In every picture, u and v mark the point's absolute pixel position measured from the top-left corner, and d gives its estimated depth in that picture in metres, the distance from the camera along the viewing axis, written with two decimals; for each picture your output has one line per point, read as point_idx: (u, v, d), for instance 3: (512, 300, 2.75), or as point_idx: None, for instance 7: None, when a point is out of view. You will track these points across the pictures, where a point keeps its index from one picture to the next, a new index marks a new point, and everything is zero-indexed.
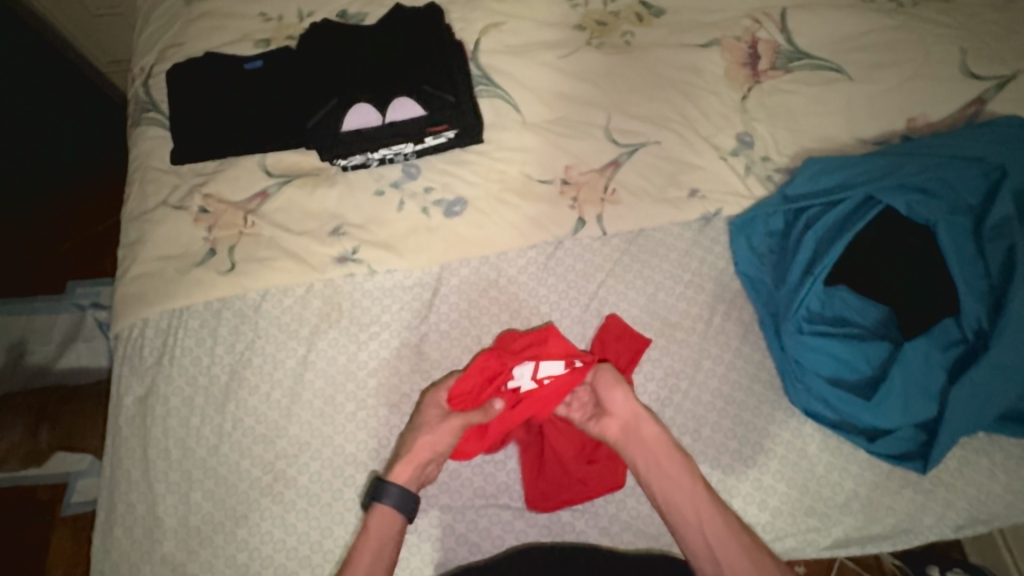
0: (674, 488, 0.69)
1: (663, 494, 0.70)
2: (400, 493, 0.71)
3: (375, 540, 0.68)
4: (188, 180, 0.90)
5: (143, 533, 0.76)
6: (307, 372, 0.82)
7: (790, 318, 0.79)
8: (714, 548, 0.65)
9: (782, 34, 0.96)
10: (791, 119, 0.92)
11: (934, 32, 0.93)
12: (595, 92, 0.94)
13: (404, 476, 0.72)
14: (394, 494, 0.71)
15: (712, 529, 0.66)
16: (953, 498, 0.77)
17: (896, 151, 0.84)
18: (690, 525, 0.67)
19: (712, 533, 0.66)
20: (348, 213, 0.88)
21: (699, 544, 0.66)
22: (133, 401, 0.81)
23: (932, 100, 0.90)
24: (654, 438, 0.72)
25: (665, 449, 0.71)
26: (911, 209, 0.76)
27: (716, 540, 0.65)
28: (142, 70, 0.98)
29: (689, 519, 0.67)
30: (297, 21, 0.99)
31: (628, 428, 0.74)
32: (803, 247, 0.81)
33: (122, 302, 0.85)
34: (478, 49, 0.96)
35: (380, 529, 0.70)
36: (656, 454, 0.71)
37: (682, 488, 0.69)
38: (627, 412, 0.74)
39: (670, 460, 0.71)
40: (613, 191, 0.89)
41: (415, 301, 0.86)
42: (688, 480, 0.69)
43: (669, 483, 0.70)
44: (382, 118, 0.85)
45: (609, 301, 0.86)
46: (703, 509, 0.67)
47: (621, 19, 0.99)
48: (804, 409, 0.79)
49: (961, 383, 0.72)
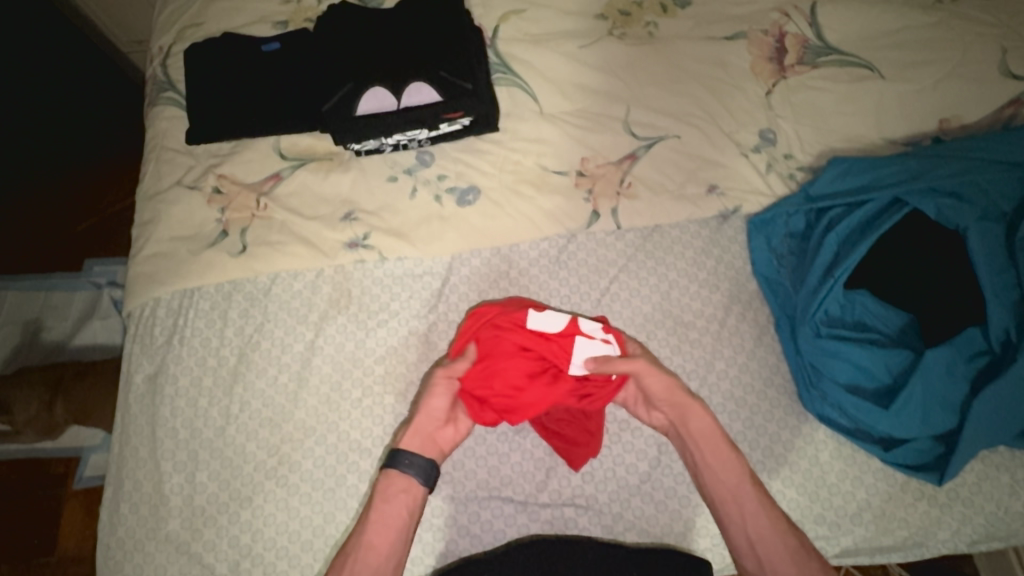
0: (723, 485, 0.69)
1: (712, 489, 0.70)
2: (413, 461, 0.70)
3: (387, 506, 0.68)
4: (203, 161, 0.90)
5: (149, 510, 0.76)
6: (315, 357, 0.82)
7: (807, 321, 0.77)
8: (758, 548, 0.66)
9: (812, 27, 0.92)
10: (818, 117, 0.89)
11: (973, 30, 0.89)
12: (615, 83, 0.92)
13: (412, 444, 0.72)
14: (406, 462, 0.70)
15: (758, 527, 0.67)
16: (969, 512, 0.75)
17: (927, 152, 0.80)
18: (735, 521, 0.68)
19: (758, 530, 0.67)
20: (360, 200, 0.88)
21: (743, 543, 0.67)
22: (143, 378, 0.82)
23: (967, 102, 0.86)
24: (705, 432, 0.71)
25: (710, 446, 0.70)
26: (940, 213, 0.73)
27: (758, 538, 0.67)
28: (160, 50, 0.98)
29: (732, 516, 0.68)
30: (316, 4, 0.98)
31: (680, 422, 0.72)
32: (824, 249, 0.79)
33: (134, 281, 0.85)
34: (497, 36, 0.94)
35: (392, 493, 0.69)
36: (708, 451, 0.70)
37: (733, 486, 0.69)
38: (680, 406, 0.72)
39: (721, 457, 0.70)
40: (629, 185, 0.87)
41: (425, 290, 0.85)
42: (738, 479, 0.69)
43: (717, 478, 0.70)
44: (397, 103, 0.84)
45: (621, 297, 0.85)
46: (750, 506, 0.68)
47: (645, 9, 0.96)
48: (818, 415, 0.78)
49: (986, 396, 0.69)
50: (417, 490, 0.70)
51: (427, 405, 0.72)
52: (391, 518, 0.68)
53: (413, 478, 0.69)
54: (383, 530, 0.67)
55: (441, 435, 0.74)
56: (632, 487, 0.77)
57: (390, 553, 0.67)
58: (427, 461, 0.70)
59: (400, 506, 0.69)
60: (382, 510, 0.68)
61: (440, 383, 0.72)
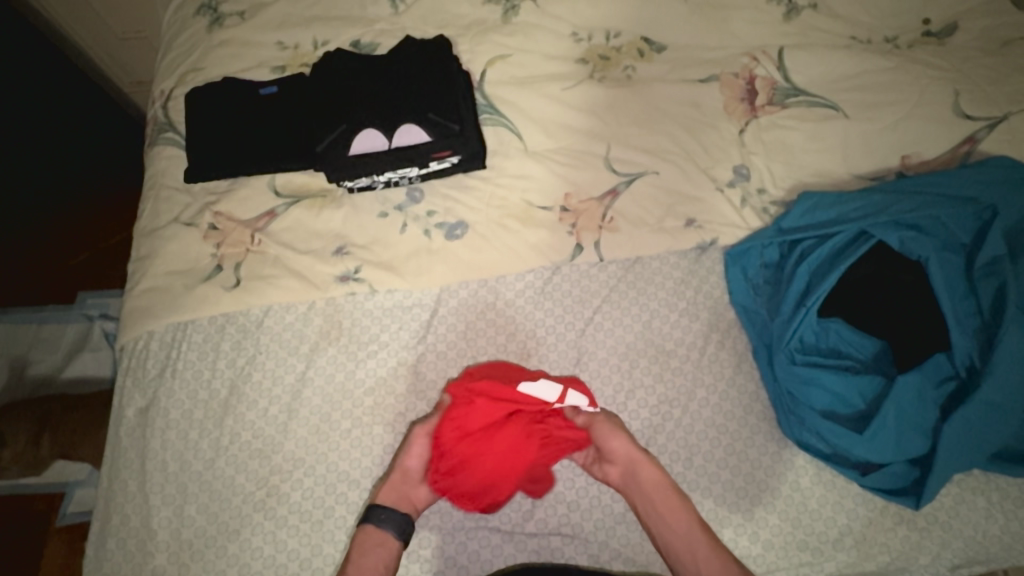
0: (671, 530, 0.72)
1: (664, 537, 0.73)
2: (387, 516, 0.72)
3: (365, 560, 0.71)
4: (200, 199, 0.93)
5: (136, 544, 0.76)
6: (305, 389, 0.84)
7: (783, 349, 0.80)
8: None
9: (780, 71, 0.98)
10: (788, 154, 0.94)
11: (928, 73, 0.95)
12: (596, 123, 0.97)
13: (389, 498, 0.74)
14: (378, 516, 0.72)
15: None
16: (948, 537, 0.76)
17: (891, 188, 0.85)
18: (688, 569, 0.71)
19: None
20: (352, 234, 0.91)
21: None
22: (134, 412, 0.83)
23: (924, 139, 0.92)
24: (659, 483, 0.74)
25: (653, 493, 0.74)
26: (903, 245, 0.78)
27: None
28: (162, 93, 1.02)
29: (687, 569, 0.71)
30: (312, 50, 1.04)
31: (628, 473, 0.75)
32: (797, 279, 0.82)
33: (129, 315, 0.87)
34: (484, 79, 0.99)
35: (371, 546, 0.72)
36: (652, 498, 0.74)
37: (682, 532, 0.72)
38: (626, 458, 0.75)
39: (668, 505, 0.73)
40: (611, 219, 0.91)
41: (414, 321, 0.87)
42: (685, 525, 0.72)
43: (668, 528, 0.73)
44: (388, 143, 0.88)
45: (604, 326, 0.87)
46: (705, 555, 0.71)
47: (623, 54, 1.02)
48: (797, 441, 0.80)
49: (955, 420, 0.72)
50: (395, 545, 0.72)
51: (401, 465, 0.76)
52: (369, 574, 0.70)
53: (388, 533, 0.72)
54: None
55: (416, 493, 0.76)
56: (616, 514, 0.78)
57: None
58: (400, 515, 0.73)
59: (379, 558, 0.71)
60: (361, 563, 0.71)
61: (417, 440, 0.77)
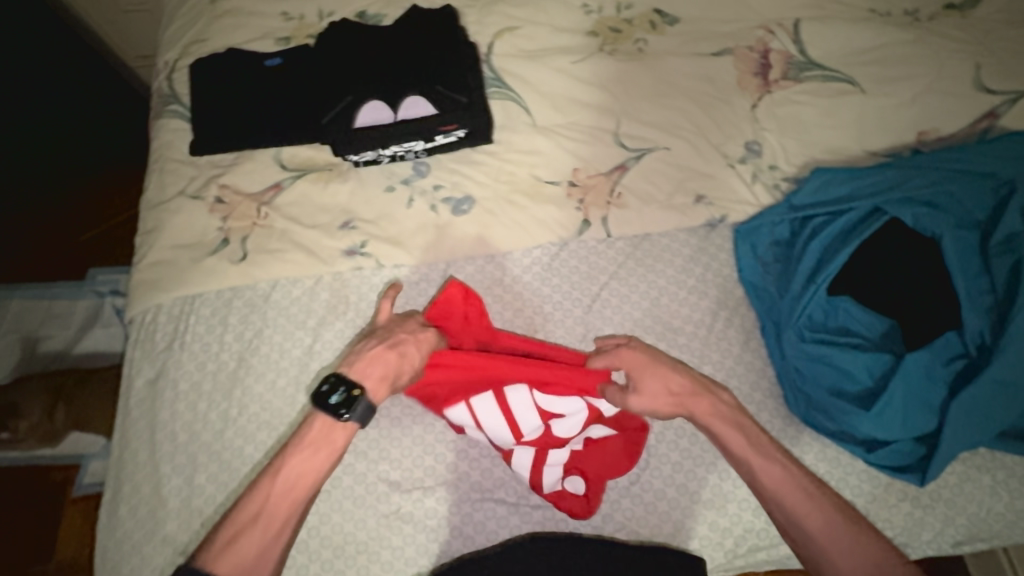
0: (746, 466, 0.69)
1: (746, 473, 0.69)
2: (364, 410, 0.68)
3: (292, 480, 0.65)
4: (206, 172, 0.93)
5: (147, 512, 0.78)
6: (313, 361, 0.84)
7: (791, 326, 0.80)
8: (801, 525, 0.66)
9: (795, 44, 0.96)
10: (801, 129, 0.92)
11: (948, 46, 0.93)
12: (606, 97, 0.95)
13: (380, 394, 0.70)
14: (361, 412, 0.68)
15: (822, 533, 0.64)
16: (952, 514, 0.77)
17: (906, 163, 0.83)
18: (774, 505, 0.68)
19: (827, 541, 0.64)
20: (359, 209, 0.90)
21: (784, 519, 0.67)
22: (144, 382, 0.83)
23: (943, 115, 0.90)
24: (718, 419, 0.71)
25: (714, 426, 0.71)
26: (916, 221, 0.76)
27: (792, 518, 0.66)
28: (165, 65, 1.01)
29: (788, 526, 0.67)
30: (318, 21, 1.02)
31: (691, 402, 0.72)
32: (807, 256, 0.81)
33: (137, 288, 0.87)
34: (492, 52, 0.97)
35: (330, 437, 0.68)
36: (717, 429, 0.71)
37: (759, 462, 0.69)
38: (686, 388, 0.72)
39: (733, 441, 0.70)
40: (620, 194, 0.90)
41: (421, 296, 0.87)
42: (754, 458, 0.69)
43: (743, 463, 0.69)
44: (394, 116, 0.87)
45: (611, 303, 0.87)
46: (801, 509, 0.66)
47: (635, 27, 1.00)
48: (804, 418, 0.80)
49: (963, 397, 0.71)
50: (350, 431, 0.69)
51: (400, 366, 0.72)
52: (303, 482, 0.65)
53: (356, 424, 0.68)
54: (288, 493, 0.64)
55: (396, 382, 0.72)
56: (621, 488, 0.79)
57: (288, 513, 0.64)
58: (370, 404, 0.69)
59: (319, 460, 0.67)
60: (283, 490, 0.65)
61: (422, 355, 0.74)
